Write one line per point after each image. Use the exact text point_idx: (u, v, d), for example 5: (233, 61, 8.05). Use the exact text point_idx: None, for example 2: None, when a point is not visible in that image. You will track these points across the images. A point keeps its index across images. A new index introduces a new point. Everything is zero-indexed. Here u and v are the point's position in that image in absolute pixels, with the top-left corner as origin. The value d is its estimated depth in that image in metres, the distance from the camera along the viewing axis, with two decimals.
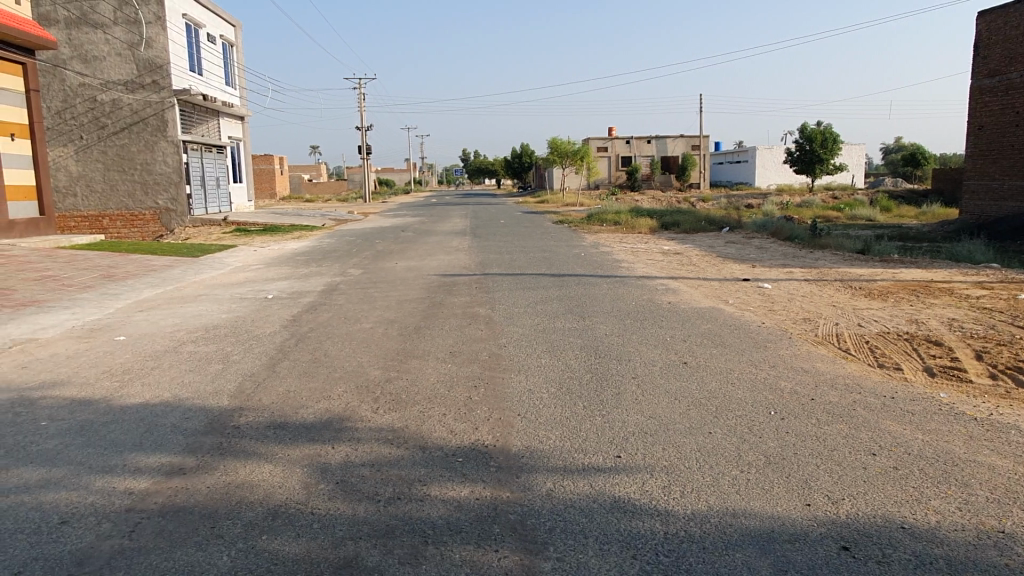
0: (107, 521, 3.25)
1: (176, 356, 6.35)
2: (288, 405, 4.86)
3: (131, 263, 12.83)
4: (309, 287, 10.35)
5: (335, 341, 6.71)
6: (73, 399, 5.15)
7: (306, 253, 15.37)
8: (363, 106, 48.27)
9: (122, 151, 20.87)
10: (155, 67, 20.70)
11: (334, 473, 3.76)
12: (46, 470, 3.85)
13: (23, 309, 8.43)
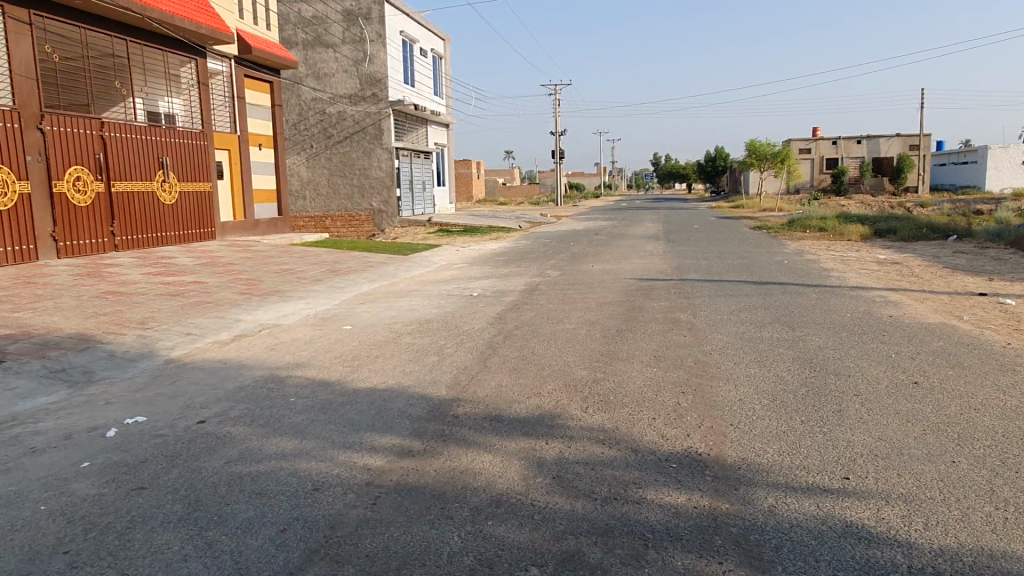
0: (352, 492, 3.59)
1: (396, 346, 6.88)
2: (502, 399, 5.08)
3: (353, 258, 14.07)
4: (510, 286, 10.73)
5: (540, 339, 6.92)
6: (314, 379, 5.77)
7: (505, 254, 15.96)
8: (557, 112, 49.18)
9: (344, 158, 22.99)
10: (375, 81, 22.51)
11: (551, 468, 3.87)
12: (299, 440, 4.33)
13: (268, 297, 9.57)
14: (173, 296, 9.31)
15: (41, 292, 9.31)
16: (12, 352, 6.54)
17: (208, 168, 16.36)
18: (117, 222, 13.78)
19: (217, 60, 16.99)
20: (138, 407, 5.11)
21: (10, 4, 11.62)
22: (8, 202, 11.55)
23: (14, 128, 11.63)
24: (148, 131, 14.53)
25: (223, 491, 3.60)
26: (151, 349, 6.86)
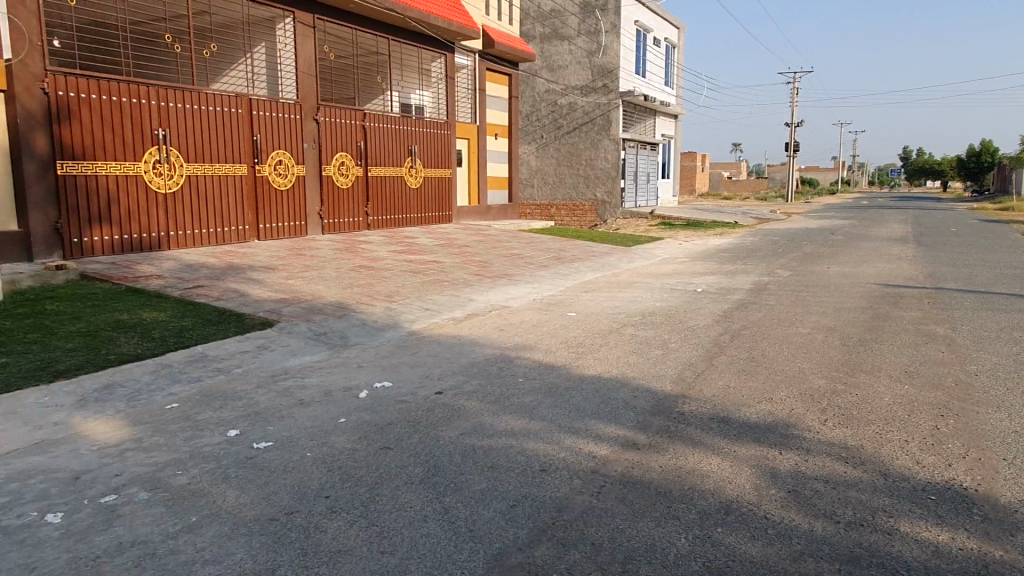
0: (577, 478, 3.64)
1: (620, 336, 6.87)
2: (731, 400, 4.85)
3: (576, 247, 14.29)
4: (737, 284, 10.23)
5: (772, 342, 6.52)
6: (540, 362, 5.95)
7: (731, 250, 15.27)
8: (795, 101, 45.98)
9: (572, 148, 23.40)
10: (607, 72, 22.57)
11: (786, 481, 3.62)
12: (527, 420, 4.48)
13: (498, 280, 10.03)
14: (415, 273, 10.11)
15: (309, 264, 10.58)
16: (286, 314, 7.51)
17: (448, 155, 17.50)
18: (370, 203, 15.27)
19: (464, 54, 18.14)
20: (385, 373, 5.63)
21: (300, 10, 13.24)
22: (287, 182, 13.29)
23: (296, 119, 13.33)
24: (400, 122, 15.88)
25: (459, 460, 3.82)
26: (396, 320, 7.50)
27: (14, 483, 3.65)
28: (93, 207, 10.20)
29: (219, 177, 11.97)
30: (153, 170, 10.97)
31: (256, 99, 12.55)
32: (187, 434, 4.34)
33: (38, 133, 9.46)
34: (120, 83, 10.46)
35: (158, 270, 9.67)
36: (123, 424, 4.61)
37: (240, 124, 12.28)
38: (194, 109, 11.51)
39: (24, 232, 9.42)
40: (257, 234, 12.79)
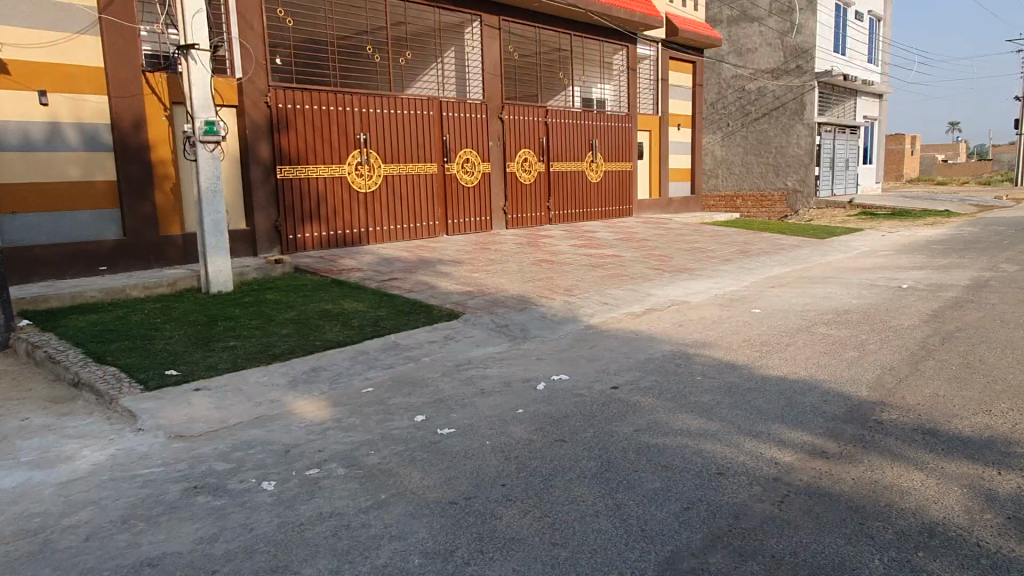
0: (758, 485, 3.46)
1: (809, 336, 6.43)
2: (938, 411, 4.37)
3: (764, 240, 13.56)
4: (950, 280, 9.16)
5: (992, 347, 5.77)
6: (721, 360, 5.73)
7: (945, 242, 13.70)
8: None
9: (761, 136, 22.18)
10: (801, 52, 21.07)
11: (1005, 506, 3.19)
12: (706, 420, 4.34)
13: (678, 274, 9.78)
14: (594, 267, 10.12)
15: (492, 258, 10.97)
16: (471, 306, 7.86)
17: (629, 148, 17.33)
18: (552, 198, 15.51)
19: (647, 45, 17.80)
20: (563, 366, 5.71)
21: (487, 13, 13.74)
22: (474, 180, 13.86)
23: (482, 118, 13.86)
24: (582, 116, 15.96)
25: (633, 457, 3.79)
26: (575, 314, 7.57)
27: (238, 453, 4.16)
28: (306, 207, 11.30)
29: (412, 177, 12.77)
30: (356, 171, 11.94)
31: (445, 101, 13.22)
32: (380, 417, 4.70)
33: (262, 142, 10.65)
34: (328, 93, 11.49)
35: (359, 264, 10.52)
36: (326, 405, 5.08)
37: (431, 126, 13.00)
38: (390, 114, 12.36)
39: (251, 230, 10.66)
40: (447, 229, 13.48)
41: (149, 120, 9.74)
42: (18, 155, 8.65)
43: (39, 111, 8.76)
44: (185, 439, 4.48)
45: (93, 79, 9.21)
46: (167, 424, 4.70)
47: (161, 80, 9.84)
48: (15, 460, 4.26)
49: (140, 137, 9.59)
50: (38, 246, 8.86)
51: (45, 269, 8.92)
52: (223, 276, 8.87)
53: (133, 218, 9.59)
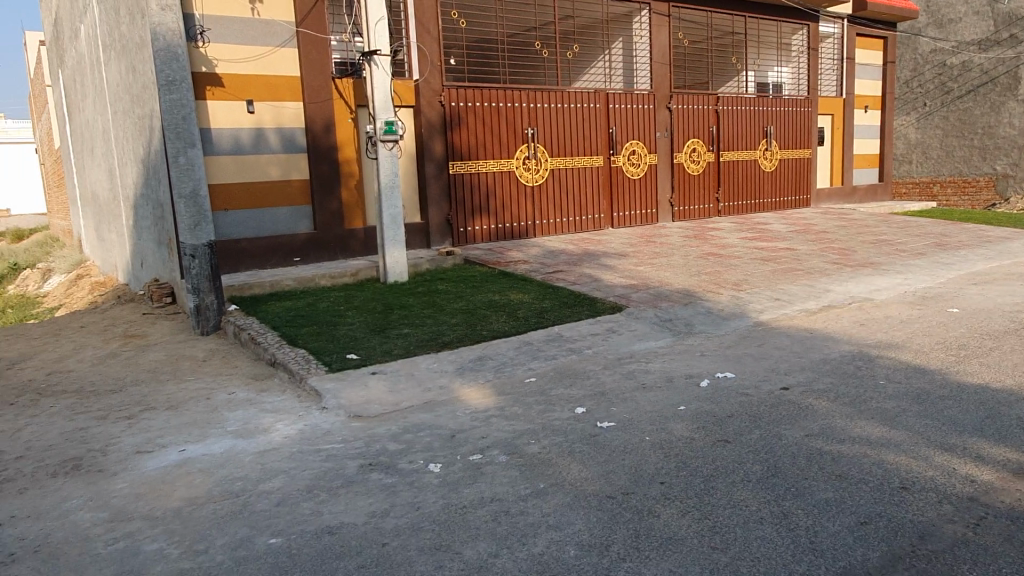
0: (949, 503, 3.14)
1: (1018, 340, 5.70)
2: None
3: (966, 231, 12.18)
4: None
5: None
6: (909, 364, 5.23)
7: None
8: None
9: (965, 115, 19.91)
10: (1016, 20, 18.48)
11: None
12: (888, 429, 3.99)
13: (861, 269, 9.05)
14: (767, 261, 9.62)
15: (658, 251, 10.76)
16: (634, 299, 7.77)
17: (808, 134, 16.28)
18: (722, 188, 14.92)
19: (829, 22, 16.52)
20: (729, 363, 5.50)
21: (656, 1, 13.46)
22: (640, 172, 13.66)
23: (649, 109, 13.62)
24: (756, 102, 15.20)
25: (803, 464, 3.58)
26: (744, 310, 7.25)
27: (409, 434, 4.42)
28: (475, 201, 11.71)
29: (578, 170, 12.82)
30: (523, 165, 12.19)
31: (612, 93, 13.13)
32: (541, 408, 4.79)
33: (436, 140, 11.17)
34: (498, 90, 11.82)
35: (525, 256, 10.74)
36: (490, 393, 5.26)
37: (598, 118, 12.97)
38: (557, 108, 12.48)
39: (425, 224, 11.23)
40: (612, 222, 13.39)
41: (337, 123, 10.55)
42: (230, 158, 9.72)
43: (246, 118, 9.79)
44: (362, 419, 4.83)
45: (291, 87, 10.12)
46: (347, 404, 5.08)
47: (348, 85, 10.62)
48: (222, 430, 4.81)
49: (329, 138, 10.42)
50: (243, 239, 9.90)
51: (249, 260, 9.97)
52: (399, 267, 9.44)
53: (323, 213, 10.45)
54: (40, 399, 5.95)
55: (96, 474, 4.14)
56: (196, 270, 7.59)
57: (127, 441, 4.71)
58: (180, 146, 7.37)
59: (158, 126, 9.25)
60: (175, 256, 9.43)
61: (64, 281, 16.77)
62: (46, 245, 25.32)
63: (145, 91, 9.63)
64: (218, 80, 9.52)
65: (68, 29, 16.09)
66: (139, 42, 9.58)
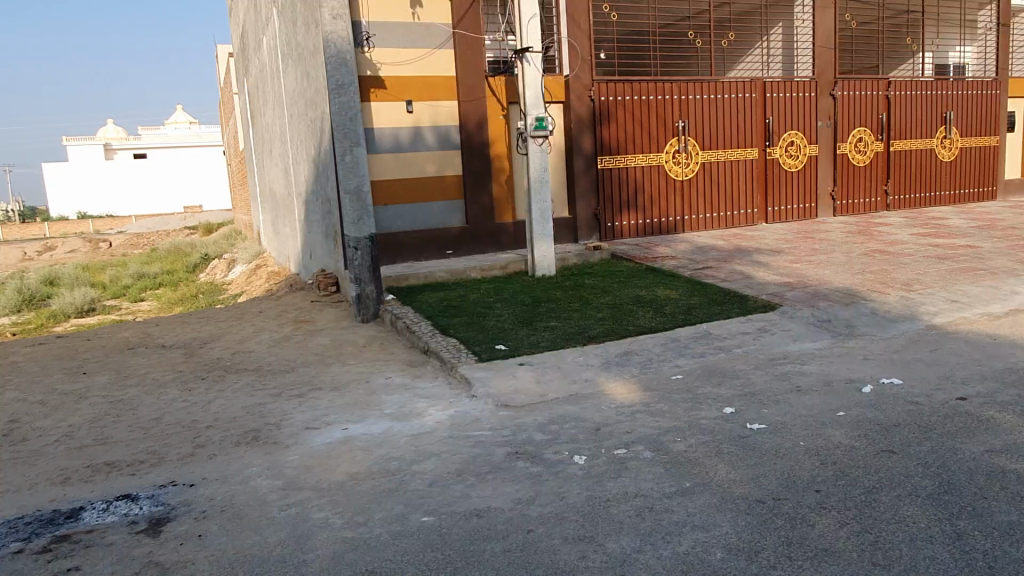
0: None
1: None
2: None
3: None
4: None
5: None
6: None
7: None
8: None
9: None
10: None
11: None
12: None
13: None
14: (942, 259, 8.82)
15: (817, 247, 10.17)
16: (790, 298, 7.41)
17: (995, 120, 14.72)
18: (892, 181, 13.82)
19: None
20: (896, 369, 5.11)
21: None
22: (799, 164, 12.95)
23: (811, 97, 12.88)
24: (934, 86, 13.94)
25: (982, 482, 3.27)
26: (914, 312, 6.70)
27: (554, 425, 4.49)
28: (623, 196, 11.62)
29: (731, 163, 12.37)
30: (673, 159, 11.94)
31: (770, 81, 12.54)
32: (688, 405, 4.70)
33: (585, 135, 11.19)
34: (648, 83, 11.64)
35: (673, 252, 10.53)
36: (636, 388, 5.23)
37: (754, 109, 12.44)
38: (711, 99, 12.10)
39: (572, 218, 11.30)
40: (766, 217, 12.81)
41: (490, 120, 10.85)
42: (390, 156, 10.29)
43: (406, 118, 10.31)
44: (510, 408, 4.97)
45: (448, 87, 10.53)
46: (496, 393, 5.25)
47: (501, 83, 10.88)
48: (381, 411, 5.13)
49: (482, 135, 10.74)
50: (401, 232, 10.44)
51: (406, 252, 10.50)
52: (547, 260, 9.57)
53: (474, 207, 10.79)
54: (226, 375, 6.62)
55: (272, 446, 4.56)
56: (359, 260, 8.10)
57: (298, 417, 5.15)
58: (347, 145, 7.91)
59: (328, 127, 9.97)
60: (340, 248, 10.12)
61: (245, 270, 18.47)
62: (230, 237, 27.97)
63: (318, 95, 10.41)
64: (382, 82, 10.10)
65: (252, 41, 17.67)
66: (313, 49, 10.37)
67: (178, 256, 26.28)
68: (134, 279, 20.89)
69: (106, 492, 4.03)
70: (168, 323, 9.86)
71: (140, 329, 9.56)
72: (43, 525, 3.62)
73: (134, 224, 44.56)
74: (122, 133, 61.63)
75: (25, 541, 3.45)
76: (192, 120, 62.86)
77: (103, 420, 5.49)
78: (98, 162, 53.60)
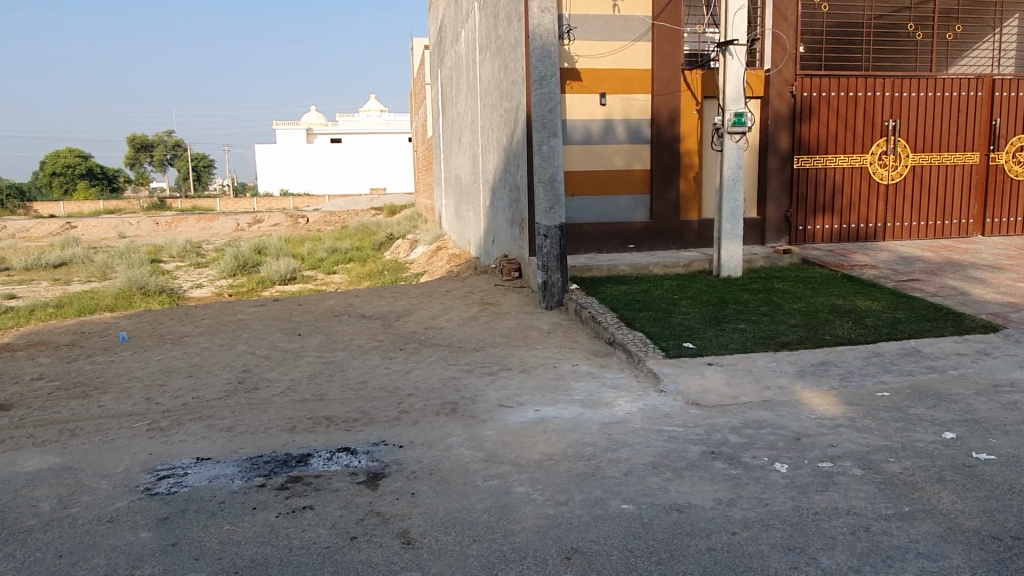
0: None
1: None
2: None
3: None
4: None
5: None
6: None
7: None
8: None
9: None
10: None
11: None
12: None
13: None
14: None
15: None
16: (1015, 320, 6.66)
17: None
18: None
19: None
20: None
21: None
22: None
23: None
24: None
25: None
26: None
27: (749, 429, 4.37)
28: (819, 198, 10.96)
29: (946, 168, 11.27)
30: (879, 162, 11.07)
31: (1001, 79, 11.26)
32: (899, 425, 4.38)
33: (782, 132, 10.66)
34: (858, 79, 10.86)
35: (874, 260, 9.79)
36: (837, 401, 4.95)
37: (978, 108, 11.23)
38: (928, 96, 11.08)
39: (762, 219, 10.83)
40: (983, 229, 11.54)
41: (683, 114, 10.64)
42: (581, 148, 10.40)
43: (598, 111, 10.37)
44: (701, 407, 4.88)
45: (643, 80, 10.46)
46: (685, 390, 5.18)
47: (698, 76, 10.62)
48: (570, 397, 5.25)
49: (674, 130, 10.56)
50: (585, 224, 10.55)
51: (589, 244, 10.60)
52: (734, 261, 9.25)
53: (660, 203, 10.65)
54: (422, 348, 7.06)
55: (470, 419, 4.82)
56: (547, 248, 8.30)
57: (491, 394, 5.39)
58: (544, 135, 8.12)
59: (524, 117, 10.26)
60: (527, 236, 10.42)
61: (427, 251, 19.49)
62: (413, 219, 29.67)
63: (515, 86, 10.75)
64: (578, 75, 10.24)
65: (450, 35, 18.55)
66: (514, 42, 10.70)
67: (366, 234, 28.23)
68: (329, 253, 22.74)
69: (327, 444, 4.47)
70: (366, 295, 10.68)
71: (343, 298, 10.42)
72: (279, 466, 4.09)
73: (327, 203, 48.41)
74: (323, 118, 67.05)
75: (266, 477, 3.92)
76: (384, 108, 67.05)
77: (319, 378, 6.08)
78: (302, 144, 58.69)
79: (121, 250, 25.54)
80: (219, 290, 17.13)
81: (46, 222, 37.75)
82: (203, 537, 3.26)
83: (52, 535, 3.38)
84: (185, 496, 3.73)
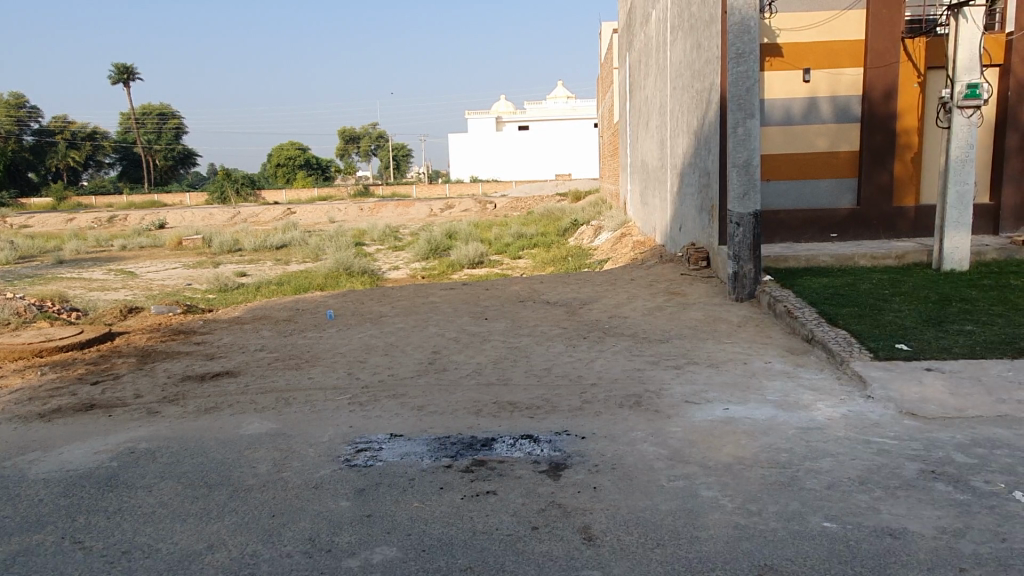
0: None
1: None
2: None
3: None
4: None
5: None
6: None
7: None
8: None
9: None
10: None
11: None
12: None
13: None
14: None
15: None
16: None
17: None
18: None
19: None
20: None
21: None
22: None
23: None
24: None
25: None
26: None
27: (980, 449, 3.81)
28: None
29: None
30: None
31: None
32: None
33: None
34: None
35: None
36: None
37: None
38: None
39: (995, 205, 9.50)
40: None
41: (901, 88, 9.59)
42: (780, 129, 9.72)
43: (801, 88, 9.62)
44: (917, 418, 4.35)
45: (854, 53, 9.57)
46: (899, 398, 4.64)
47: (920, 45, 9.51)
48: (763, 397, 4.91)
49: (890, 106, 9.55)
50: (782, 210, 9.85)
51: (786, 232, 9.88)
52: (959, 253, 8.18)
53: (870, 188, 9.67)
54: (605, 337, 6.98)
55: (654, 413, 4.66)
56: (740, 237, 7.85)
57: (677, 389, 5.19)
58: (741, 116, 7.67)
59: (717, 99, 9.77)
60: (717, 223, 9.94)
61: (612, 237, 19.32)
62: (598, 205, 29.56)
63: (708, 66, 10.27)
64: (779, 50, 9.57)
65: (640, 16, 18.11)
66: (709, 19, 10.22)
67: (550, 220, 28.60)
68: (516, 238, 23.28)
69: (511, 429, 4.53)
70: (551, 281, 10.78)
71: (528, 283, 10.60)
72: (465, 448, 4.21)
73: (515, 188, 49.62)
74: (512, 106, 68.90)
75: (453, 458, 4.05)
76: (571, 94, 67.36)
77: (503, 362, 6.22)
78: (492, 132, 60.65)
79: (332, 233, 28.03)
80: (414, 272, 18.21)
81: (271, 207, 42.29)
82: (395, 511, 3.42)
83: (268, 495, 3.72)
84: (379, 469, 3.95)
